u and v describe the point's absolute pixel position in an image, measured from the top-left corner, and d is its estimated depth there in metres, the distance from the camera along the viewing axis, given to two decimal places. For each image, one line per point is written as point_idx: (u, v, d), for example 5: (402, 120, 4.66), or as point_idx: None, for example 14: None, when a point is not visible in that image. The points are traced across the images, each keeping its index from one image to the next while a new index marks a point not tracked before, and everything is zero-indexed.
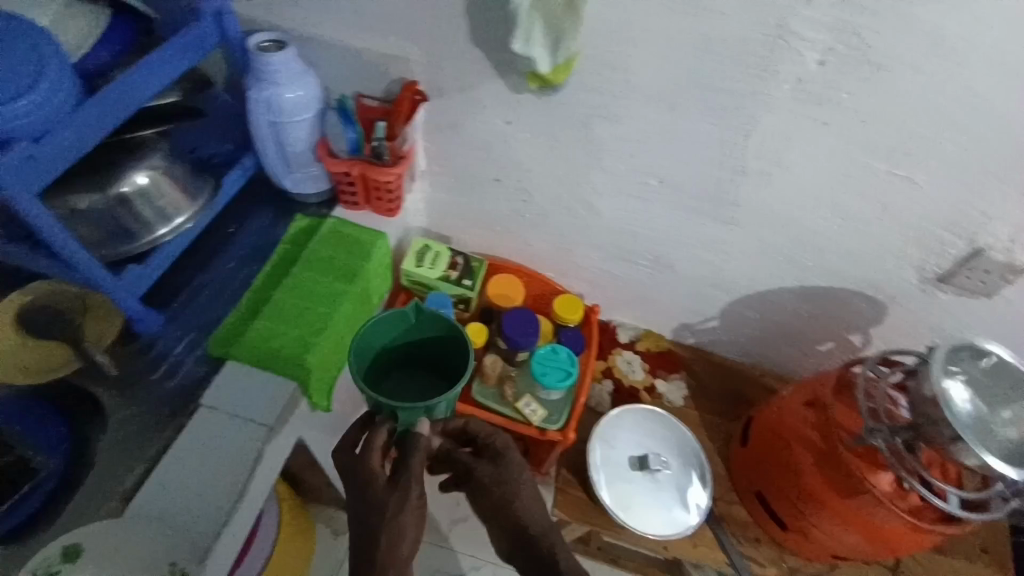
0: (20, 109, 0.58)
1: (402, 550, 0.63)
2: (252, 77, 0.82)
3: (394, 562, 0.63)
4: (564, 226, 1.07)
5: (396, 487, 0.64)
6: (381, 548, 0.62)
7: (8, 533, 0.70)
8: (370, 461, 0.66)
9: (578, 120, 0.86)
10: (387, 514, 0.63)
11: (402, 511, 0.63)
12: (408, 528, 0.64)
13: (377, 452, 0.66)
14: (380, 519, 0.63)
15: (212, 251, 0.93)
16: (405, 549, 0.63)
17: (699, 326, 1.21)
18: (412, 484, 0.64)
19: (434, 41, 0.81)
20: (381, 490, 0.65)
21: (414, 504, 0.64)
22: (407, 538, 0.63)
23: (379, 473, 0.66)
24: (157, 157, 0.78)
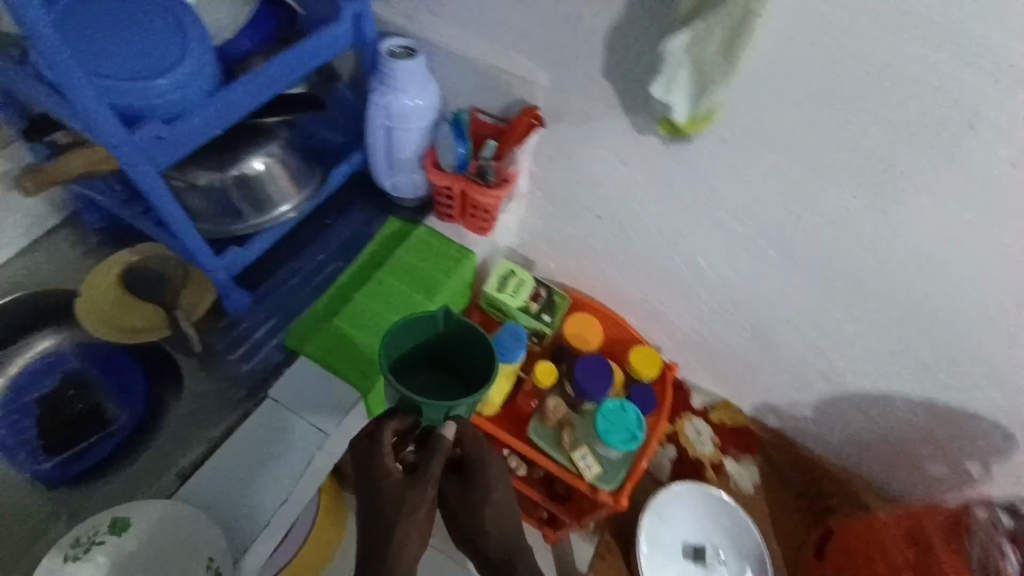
0: (160, 88, 0.59)
1: (410, 550, 0.59)
2: (376, 79, 0.81)
3: (399, 562, 0.59)
4: (659, 276, 0.99)
5: (414, 485, 0.59)
6: (391, 546, 0.59)
7: (80, 474, 0.75)
8: (382, 456, 0.60)
9: (702, 174, 0.79)
10: (403, 510, 0.58)
11: (415, 510, 0.58)
12: (415, 532, 0.59)
13: (389, 447, 0.60)
14: (393, 514, 0.59)
15: (307, 239, 0.94)
16: (411, 550, 0.59)
17: (786, 410, 1.08)
18: (429, 482, 0.59)
19: (563, 69, 0.76)
20: (397, 485, 0.59)
21: (429, 503, 0.59)
22: (415, 541, 0.59)
23: (394, 468, 0.60)
24: (275, 145, 0.79)
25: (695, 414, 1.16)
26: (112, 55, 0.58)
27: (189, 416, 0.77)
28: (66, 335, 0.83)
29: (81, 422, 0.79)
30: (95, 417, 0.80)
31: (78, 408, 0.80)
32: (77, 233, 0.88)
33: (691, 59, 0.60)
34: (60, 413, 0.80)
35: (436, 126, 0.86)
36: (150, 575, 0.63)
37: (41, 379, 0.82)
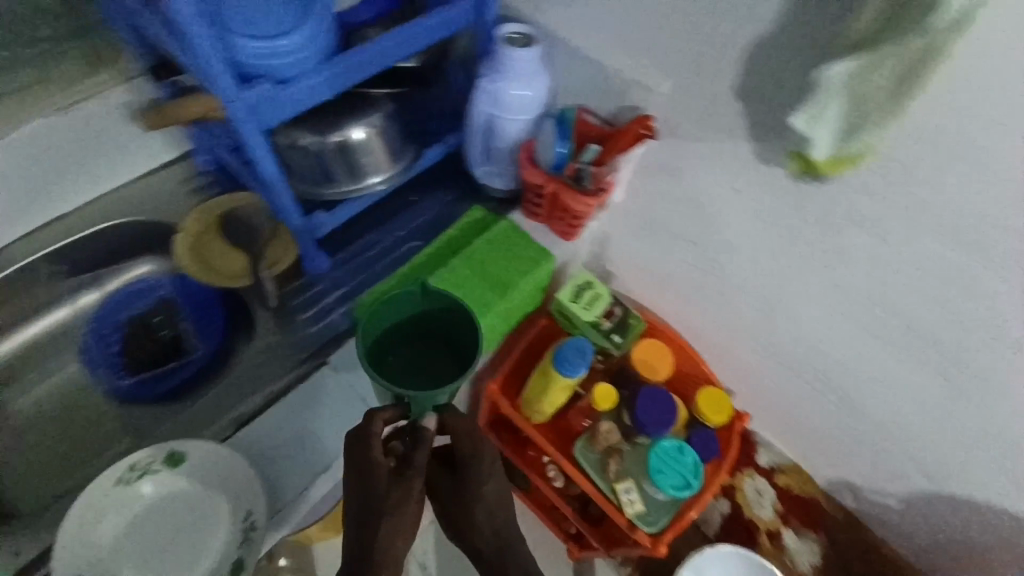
0: (277, 50, 0.58)
1: (398, 542, 0.61)
2: (487, 64, 0.78)
3: (390, 557, 0.60)
4: (751, 321, 0.90)
5: (401, 477, 0.61)
6: (381, 541, 0.60)
7: (159, 395, 0.82)
8: (373, 452, 0.61)
9: (831, 223, 0.69)
10: (391, 504, 0.60)
11: (406, 503, 0.60)
12: (404, 528, 0.61)
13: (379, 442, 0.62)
14: (384, 509, 0.60)
15: (391, 213, 0.94)
16: (401, 545, 0.61)
17: (873, 496, 0.97)
18: (416, 475, 0.62)
19: (690, 81, 0.69)
20: (386, 480, 0.61)
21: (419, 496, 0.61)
22: (405, 535, 0.61)
23: (383, 460, 0.62)
24: (377, 117, 0.79)
25: (759, 472, 1.06)
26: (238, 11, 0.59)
27: (257, 367, 0.81)
28: (162, 264, 0.89)
29: (164, 348, 0.85)
30: (177, 345, 0.85)
31: (163, 335, 0.86)
32: (187, 172, 0.92)
33: (851, 92, 0.52)
34: (147, 337, 0.86)
35: (540, 121, 0.82)
36: (190, 512, 0.66)
37: (134, 300, 0.88)
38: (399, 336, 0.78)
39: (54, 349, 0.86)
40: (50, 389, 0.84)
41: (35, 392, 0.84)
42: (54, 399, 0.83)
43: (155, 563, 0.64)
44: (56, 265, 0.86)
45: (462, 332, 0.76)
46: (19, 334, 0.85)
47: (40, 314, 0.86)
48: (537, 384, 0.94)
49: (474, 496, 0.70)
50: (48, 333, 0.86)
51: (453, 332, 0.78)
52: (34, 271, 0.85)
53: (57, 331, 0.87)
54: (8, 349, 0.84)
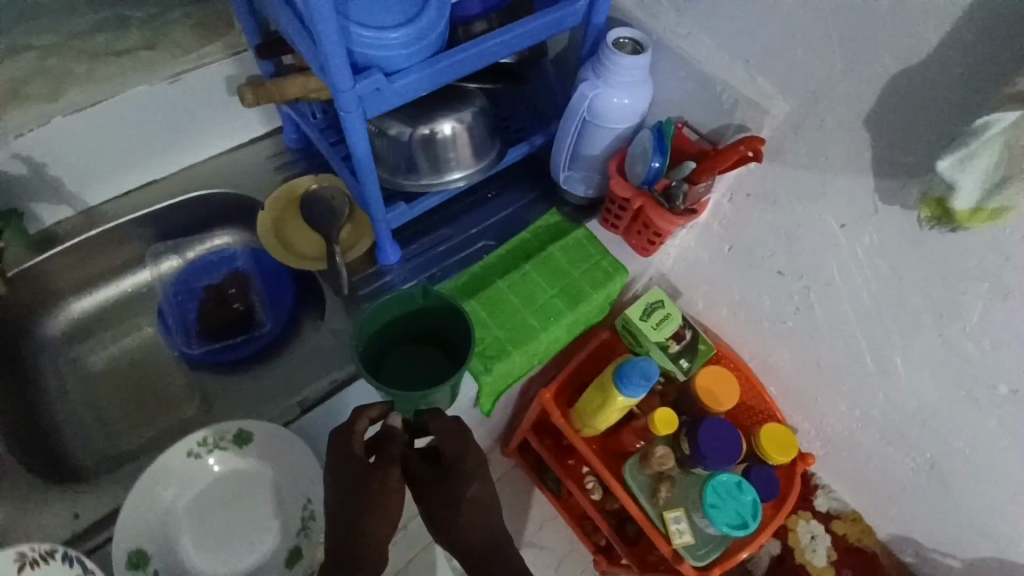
0: (390, 42, 0.57)
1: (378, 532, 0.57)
2: (590, 67, 0.75)
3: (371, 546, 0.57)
4: (831, 361, 0.85)
5: (379, 465, 0.60)
6: (358, 532, 0.56)
7: (229, 365, 0.85)
8: (351, 444, 0.61)
9: (952, 274, 0.63)
10: (369, 492, 0.57)
11: (381, 491, 0.58)
12: (387, 516, 0.58)
13: (358, 434, 0.61)
14: (362, 496, 0.57)
15: (466, 208, 0.92)
16: (381, 533, 0.57)
17: (934, 555, 0.91)
18: (393, 463, 0.59)
19: (812, 105, 0.65)
20: (362, 471, 0.59)
21: (398, 483, 0.59)
22: (385, 524, 0.57)
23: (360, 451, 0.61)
24: (468, 112, 0.77)
25: (815, 516, 1.02)
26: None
27: (325, 354, 0.80)
28: (244, 236, 0.92)
29: (234, 321, 0.88)
30: (248, 318, 0.88)
31: (236, 306, 0.89)
32: (275, 147, 0.93)
33: (1007, 145, 0.47)
34: (219, 307, 0.88)
35: (636, 131, 0.79)
36: (251, 491, 0.67)
37: (210, 270, 0.91)
38: (387, 343, 0.78)
39: (132, 309, 0.89)
40: (124, 348, 0.87)
41: (110, 350, 0.87)
42: (127, 359, 0.86)
43: (208, 538, 0.65)
44: (142, 229, 0.88)
45: (452, 326, 0.77)
46: (102, 290, 0.88)
47: (122, 273, 0.89)
48: (593, 399, 0.91)
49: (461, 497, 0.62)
50: (129, 293, 0.90)
51: (441, 328, 0.78)
52: (123, 230, 0.86)
53: (136, 292, 0.90)
54: (89, 305, 0.88)
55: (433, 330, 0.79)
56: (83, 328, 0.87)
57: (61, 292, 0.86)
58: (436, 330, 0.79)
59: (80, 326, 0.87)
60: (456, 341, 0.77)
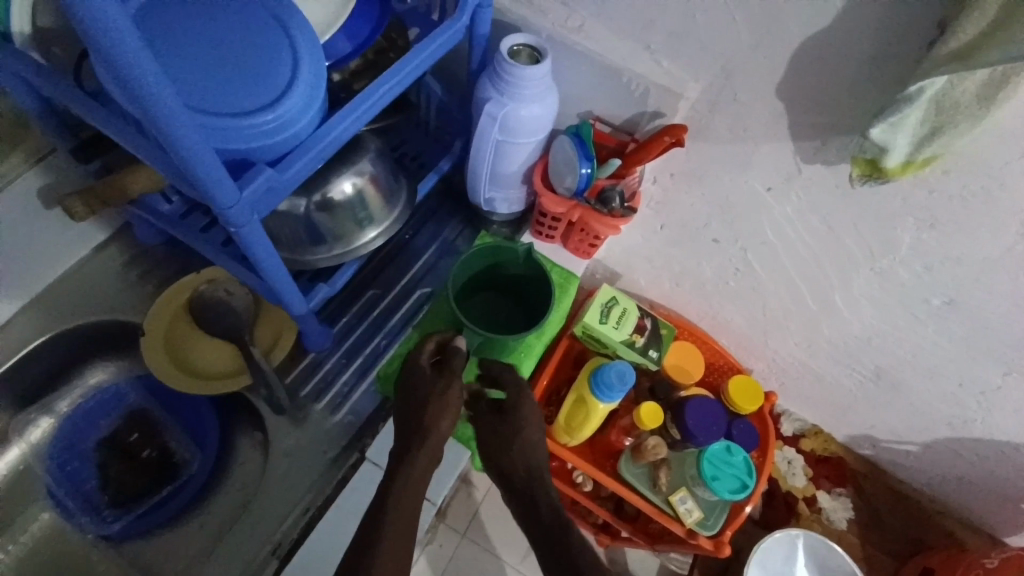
0: (266, 127, 0.46)
1: (442, 428, 0.62)
2: (490, 83, 0.67)
3: (434, 434, 0.62)
4: (778, 308, 0.88)
5: (443, 374, 0.64)
6: (427, 424, 0.62)
7: (165, 523, 0.71)
8: (417, 358, 0.65)
9: (879, 213, 0.66)
10: (435, 394, 0.63)
11: (447, 392, 0.63)
12: (448, 412, 0.63)
13: (427, 352, 0.65)
14: (430, 399, 0.63)
15: (386, 258, 0.82)
16: (444, 426, 0.63)
17: (889, 444, 1.01)
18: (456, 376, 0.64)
19: (722, 85, 0.63)
20: (426, 374, 0.64)
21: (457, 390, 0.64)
22: (447, 419, 0.62)
23: (426, 365, 0.65)
24: (366, 161, 0.67)
25: (785, 442, 1.10)
26: (199, 77, 0.45)
27: (284, 480, 0.69)
28: (130, 364, 0.76)
29: (151, 473, 0.73)
30: (168, 462, 0.74)
31: (146, 454, 0.74)
32: (131, 250, 0.76)
33: (935, 101, 0.48)
34: (129, 459, 0.74)
35: (551, 140, 0.73)
36: None
37: (99, 417, 0.75)
38: (475, 291, 0.78)
39: (13, 498, 0.71)
40: (18, 547, 0.70)
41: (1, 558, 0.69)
42: (28, 560, 0.69)
43: None
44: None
45: (529, 284, 0.75)
46: None
47: None
48: (575, 413, 0.88)
49: (511, 434, 0.70)
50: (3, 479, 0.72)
51: (491, 287, 0.79)
52: None
53: (9, 476, 0.72)
54: None
55: (510, 282, 0.77)
56: None
57: None
58: (509, 285, 0.78)
59: None
60: (514, 293, 0.79)
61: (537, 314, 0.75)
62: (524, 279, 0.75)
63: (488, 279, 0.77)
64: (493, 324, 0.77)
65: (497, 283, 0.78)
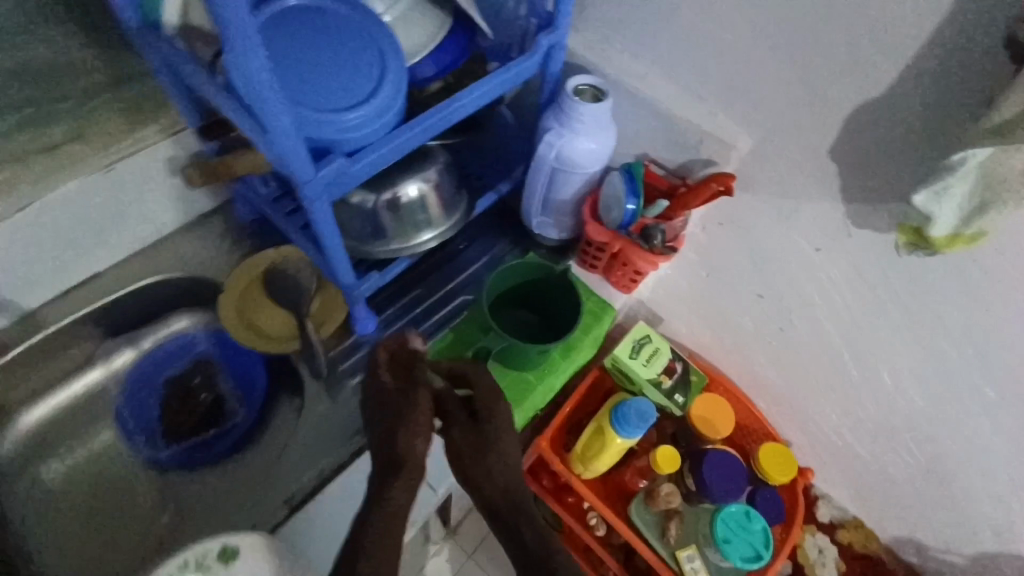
0: (349, 123, 0.54)
1: (418, 450, 0.64)
2: (553, 116, 0.73)
3: (410, 456, 0.63)
4: (819, 376, 0.85)
5: (410, 390, 0.66)
6: (397, 446, 0.63)
7: (206, 461, 0.80)
8: (380, 377, 0.67)
9: (927, 285, 0.64)
10: (405, 412, 0.64)
11: (415, 409, 0.65)
12: (421, 430, 0.64)
13: (384, 370, 0.67)
14: (399, 419, 0.64)
15: (437, 263, 0.89)
16: (420, 445, 0.64)
17: (936, 552, 0.92)
18: (421, 390, 0.66)
19: (775, 140, 0.65)
20: (392, 393, 0.66)
21: (428, 402, 0.66)
22: (421, 436, 0.64)
23: (391, 382, 0.67)
24: (433, 171, 0.74)
25: (819, 528, 1.02)
26: (303, 78, 0.55)
27: (305, 443, 0.75)
28: (205, 318, 0.87)
29: (204, 416, 0.83)
30: (219, 409, 0.84)
31: (202, 398, 0.84)
32: (228, 222, 0.89)
33: (980, 175, 0.47)
34: (186, 400, 0.84)
35: (605, 175, 0.78)
36: None
37: (171, 359, 0.86)
38: (507, 303, 0.82)
39: (89, 414, 0.83)
40: (82, 457, 0.81)
41: (68, 462, 0.80)
42: (88, 468, 0.80)
43: None
44: (95, 327, 0.82)
45: (562, 304, 0.79)
46: (57, 397, 0.82)
47: (74, 376, 0.83)
48: (591, 443, 0.88)
49: (490, 446, 0.68)
50: (84, 396, 0.83)
51: (522, 301, 0.83)
52: (73, 330, 0.81)
53: (90, 394, 0.84)
54: (41, 417, 0.81)
55: (545, 299, 0.81)
56: (35, 444, 0.80)
57: (7, 407, 0.79)
58: (542, 302, 0.82)
59: (29, 444, 0.80)
60: (539, 309, 0.83)
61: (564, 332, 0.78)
62: (559, 300, 0.79)
63: (506, 298, 0.82)
64: (521, 334, 0.81)
65: (531, 298, 0.82)
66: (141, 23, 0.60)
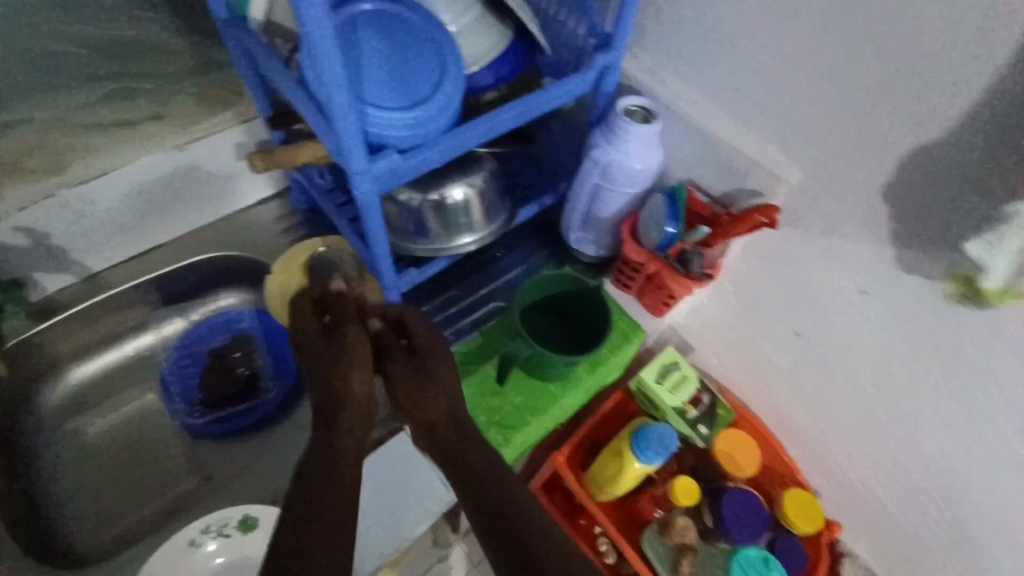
0: (404, 122, 0.57)
1: (357, 392, 0.61)
2: (601, 133, 0.74)
3: (342, 391, 0.61)
4: (854, 424, 0.81)
5: (337, 330, 0.63)
6: (329, 378, 0.61)
7: (235, 432, 0.83)
8: (306, 322, 0.65)
9: (973, 340, 0.61)
10: (332, 350, 0.62)
11: (347, 342, 0.62)
12: (354, 362, 0.62)
13: (309, 313, 0.65)
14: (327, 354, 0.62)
15: (474, 267, 0.91)
16: (354, 382, 0.61)
17: None
18: (347, 322, 0.64)
19: (824, 175, 0.64)
20: (318, 335, 0.63)
21: (358, 335, 0.63)
22: (353, 368, 0.61)
23: (321, 324, 0.64)
24: (479, 177, 0.77)
25: None
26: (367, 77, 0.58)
27: None
28: (251, 298, 0.93)
29: (240, 389, 0.86)
30: (253, 385, 0.87)
31: (240, 372, 0.88)
32: (284, 209, 0.94)
33: None
34: (224, 372, 0.87)
35: (647, 196, 0.79)
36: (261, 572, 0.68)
37: (215, 332, 0.90)
38: (538, 312, 0.82)
39: (136, 375, 0.88)
40: (125, 415, 0.85)
41: (110, 419, 0.85)
42: (128, 428, 0.84)
43: None
44: (152, 294, 0.88)
45: (593, 319, 0.79)
46: (108, 356, 0.87)
47: (129, 337, 0.88)
48: (608, 464, 0.87)
49: (433, 377, 0.65)
50: (134, 358, 0.88)
51: (553, 311, 0.83)
52: (126, 296, 0.86)
53: (139, 356, 0.88)
54: (93, 372, 0.86)
55: (577, 311, 0.81)
56: (84, 398, 0.85)
57: (63, 358, 0.84)
58: (573, 316, 0.82)
59: (78, 396, 0.85)
60: (569, 319, 0.82)
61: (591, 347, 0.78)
62: (591, 313, 0.79)
63: (538, 302, 0.81)
64: (549, 344, 0.80)
65: (563, 308, 0.82)
66: (230, 17, 0.65)
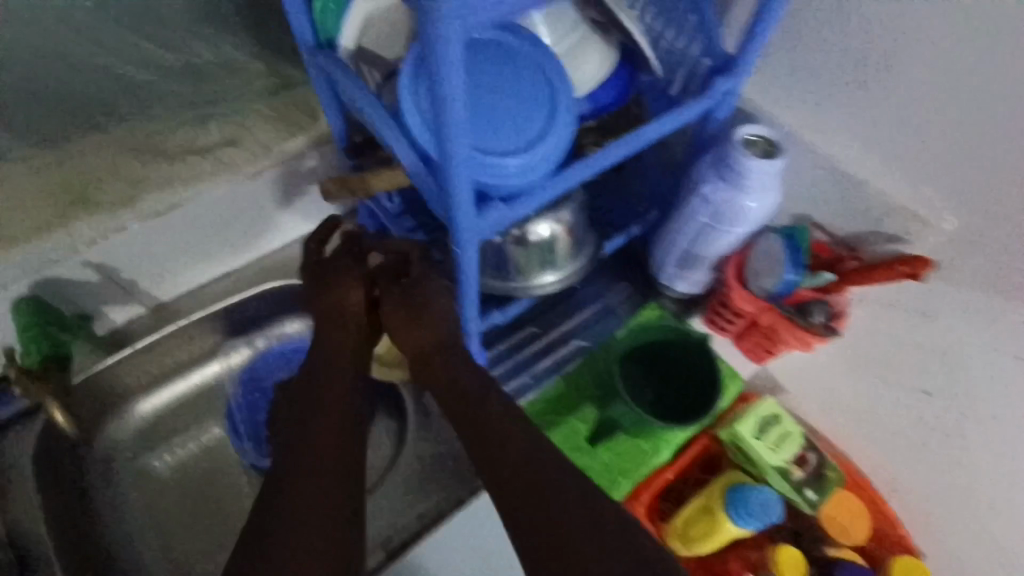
0: (511, 168, 0.52)
1: (349, 304, 0.72)
2: (711, 165, 0.65)
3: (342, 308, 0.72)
4: (983, 499, 0.71)
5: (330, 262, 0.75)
6: (331, 303, 0.72)
7: None
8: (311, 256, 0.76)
9: None
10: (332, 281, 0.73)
11: (340, 271, 0.73)
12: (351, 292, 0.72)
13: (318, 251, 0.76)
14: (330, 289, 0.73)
15: (549, 303, 0.84)
16: (352, 297, 0.72)
17: None
18: (355, 264, 0.74)
19: (988, 228, 0.55)
20: (314, 262, 0.75)
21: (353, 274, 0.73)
22: (352, 293, 0.72)
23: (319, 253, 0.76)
24: (568, 211, 0.69)
25: None
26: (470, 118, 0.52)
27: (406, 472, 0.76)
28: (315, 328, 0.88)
29: None
30: None
31: None
32: None
33: None
34: None
35: (757, 234, 0.70)
36: None
37: (278, 364, 0.87)
38: (635, 362, 0.77)
39: (201, 406, 0.85)
40: (191, 449, 0.84)
41: (176, 453, 0.83)
42: (194, 463, 0.83)
43: None
44: (217, 323, 0.85)
45: (698, 381, 0.75)
46: (175, 386, 0.84)
47: (194, 367, 0.85)
48: (698, 524, 0.79)
49: (420, 310, 0.70)
50: (199, 388, 0.86)
51: (648, 362, 0.77)
52: (193, 326, 0.83)
53: (204, 386, 0.86)
54: (159, 404, 0.84)
55: (677, 368, 0.76)
56: (151, 430, 0.83)
57: (130, 389, 0.82)
58: (671, 371, 0.77)
59: (146, 428, 0.83)
60: (665, 373, 0.77)
61: (693, 412, 0.73)
62: (698, 375, 0.75)
63: (637, 353, 0.77)
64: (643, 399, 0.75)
65: (661, 362, 0.77)
66: (315, 44, 0.58)
